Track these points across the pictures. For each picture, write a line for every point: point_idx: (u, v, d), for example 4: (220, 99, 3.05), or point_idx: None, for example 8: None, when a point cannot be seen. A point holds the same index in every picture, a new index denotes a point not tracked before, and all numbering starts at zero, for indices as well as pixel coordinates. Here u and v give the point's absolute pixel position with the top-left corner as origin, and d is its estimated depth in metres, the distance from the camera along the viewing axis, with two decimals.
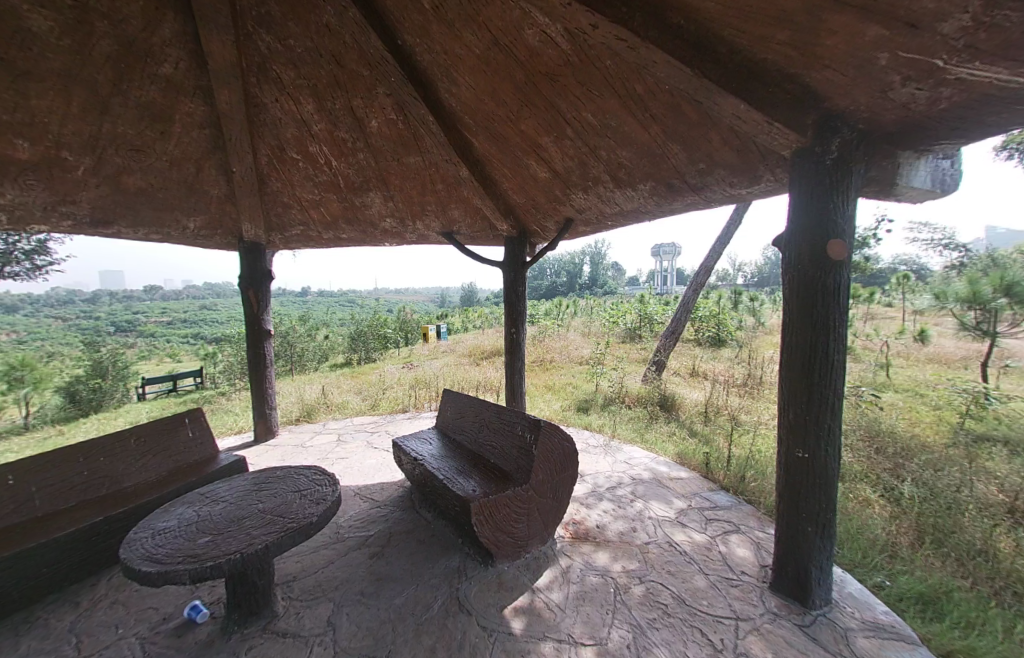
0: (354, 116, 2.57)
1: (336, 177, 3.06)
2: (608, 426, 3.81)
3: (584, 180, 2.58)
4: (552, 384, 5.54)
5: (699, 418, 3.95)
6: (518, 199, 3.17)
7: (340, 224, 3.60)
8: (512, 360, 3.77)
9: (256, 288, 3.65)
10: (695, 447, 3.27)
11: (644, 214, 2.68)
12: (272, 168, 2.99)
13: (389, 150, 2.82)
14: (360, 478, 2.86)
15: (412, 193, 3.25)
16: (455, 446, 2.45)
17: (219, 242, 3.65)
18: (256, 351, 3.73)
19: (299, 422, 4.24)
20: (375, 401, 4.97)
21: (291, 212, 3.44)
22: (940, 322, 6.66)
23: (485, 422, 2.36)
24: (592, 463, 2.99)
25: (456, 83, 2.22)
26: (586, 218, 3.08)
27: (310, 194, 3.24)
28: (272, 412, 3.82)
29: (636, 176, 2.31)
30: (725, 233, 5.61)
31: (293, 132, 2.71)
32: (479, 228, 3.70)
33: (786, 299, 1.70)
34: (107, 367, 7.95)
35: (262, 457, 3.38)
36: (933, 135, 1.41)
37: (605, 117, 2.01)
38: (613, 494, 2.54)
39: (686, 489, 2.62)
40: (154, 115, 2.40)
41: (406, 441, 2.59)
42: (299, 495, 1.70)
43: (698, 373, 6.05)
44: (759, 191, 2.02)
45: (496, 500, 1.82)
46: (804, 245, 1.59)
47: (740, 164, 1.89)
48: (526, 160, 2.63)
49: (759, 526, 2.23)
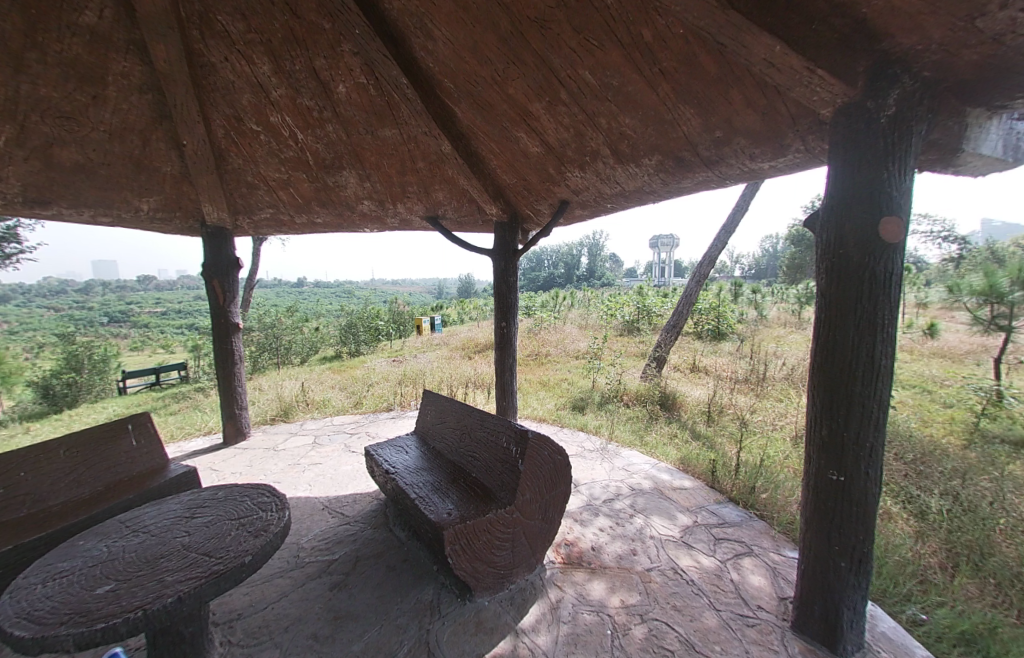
0: (319, 80, 2.24)
1: (305, 153, 2.74)
2: (606, 427, 3.55)
3: (581, 155, 2.27)
4: (546, 380, 5.26)
5: (702, 419, 3.69)
6: (508, 179, 2.86)
7: (312, 207, 3.27)
8: (502, 355, 3.49)
9: (222, 278, 3.33)
10: (700, 452, 3.02)
11: (648, 194, 2.38)
12: (231, 142, 2.66)
13: (362, 121, 2.50)
14: (331, 489, 2.58)
15: (390, 172, 2.92)
16: (435, 456, 2.18)
17: (179, 227, 3.31)
18: (223, 347, 3.41)
19: (274, 422, 3.94)
20: (358, 398, 4.68)
21: (258, 192, 3.11)
22: (949, 316, 6.43)
23: (467, 429, 2.08)
24: (588, 470, 2.73)
25: (431, 37, 1.89)
26: (583, 200, 2.77)
27: (276, 172, 2.91)
28: (243, 412, 3.53)
29: (641, 149, 2.01)
30: (732, 220, 5.29)
31: (250, 99, 2.37)
32: (466, 211, 3.39)
33: (820, 291, 1.41)
34: (83, 360, 7.60)
35: (228, 462, 3.09)
36: (1021, 82, 1.11)
37: (606, 76, 1.69)
38: (610, 507, 2.29)
39: (691, 500, 2.37)
40: (83, 76, 2.06)
41: (379, 450, 2.31)
42: (236, 525, 1.43)
43: (699, 368, 5.79)
44: (785, 163, 1.73)
45: (475, 526, 1.56)
46: (846, 225, 1.30)
47: (765, 130, 1.60)
48: (515, 133, 2.32)
49: (774, 548, 1.97)
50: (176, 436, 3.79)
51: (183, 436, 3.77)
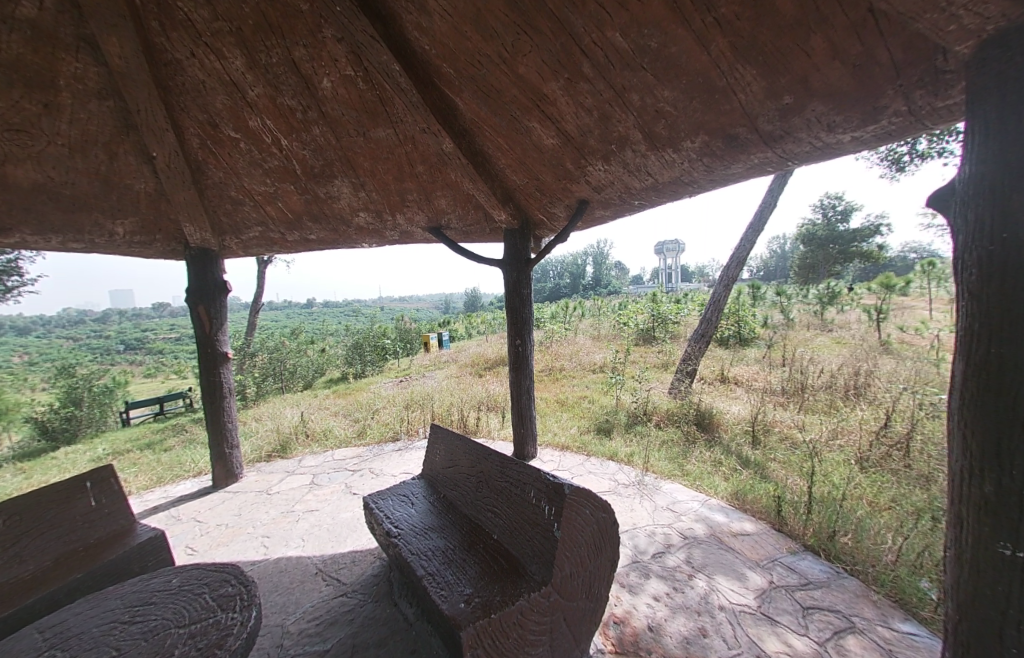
0: (300, 74, 1.95)
1: (291, 162, 2.46)
2: (640, 454, 3.12)
3: (606, 144, 1.93)
4: (564, 399, 4.85)
5: (748, 442, 3.26)
6: (518, 179, 2.54)
7: (304, 222, 2.99)
8: (518, 377, 3.13)
9: (208, 303, 3.03)
10: (754, 483, 2.59)
11: (687, 185, 2.04)
12: (208, 153, 2.40)
13: (352, 121, 2.20)
14: (328, 545, 2.20)
15: (387, 179, 2.62)
16: (446, 509, 1.81)
17: (162, 250, 3.06)
18: (210, 379, 3.09)
19: (270, 460, 3.58)
20: (362, 426, 4.34)
21: (243, 208, 2.84)
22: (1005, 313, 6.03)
23: (484, 477, 1.71)
24: (627, 512, 2.32)
25: (425, 11, 1.54)
26: (606, 198, 2.43)
27: (262, 185, 2.62)
28: (233, 451, 3.18)
29: (682, 129, 1.67)
30: (759, 218, 4.89)
31: (225, 101, 2.09)
32: (471, 219, 3.08)
33: (970, 290, 1.02)
34: (82, 394, 7.39)
35: (214, 511, 2.72)
36: None
37: (644, 36, 1.35)
38: (662, 564, 1.87)
39: (758, 551, 1.94)
40: (29, 82, 1.80)
41: (380, 500, 1.94)
42: (183, 639, 1.07)
43: (729, 380, 5.34)
44: (876, 130, 1.38)
45: (502, 621, 1.17)
46: (1015, 197, 0.91)
47: (855, 88, 1.26)
48: (527, 124, 1.99)
49: (883, 620, 1.53)
50: (164, 478, 3.44)
51: (171, 478, 3.42)
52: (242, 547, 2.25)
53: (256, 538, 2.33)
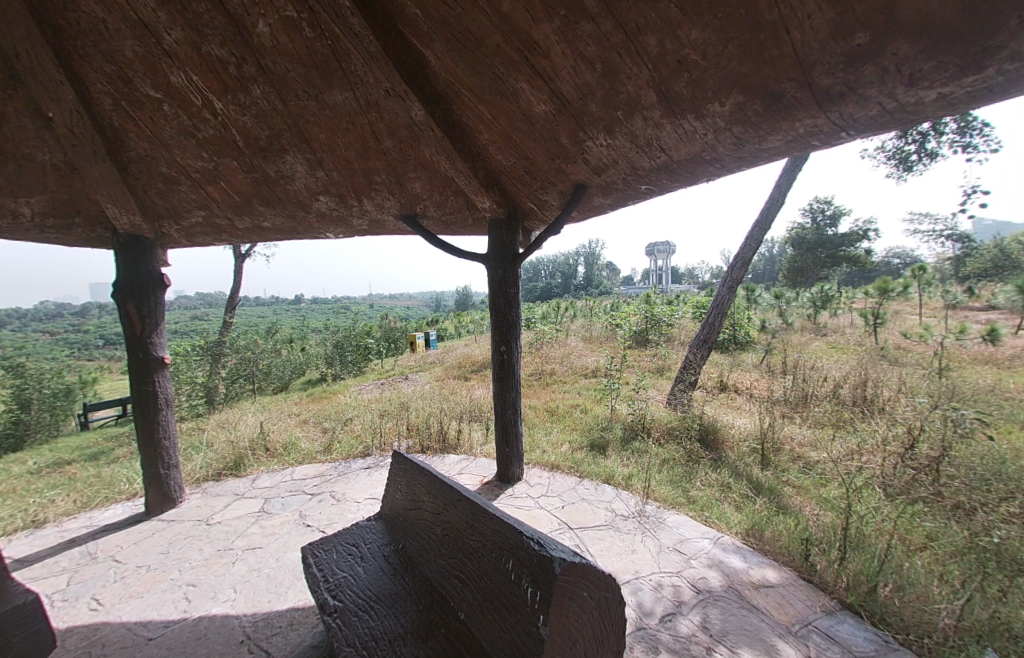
0: (228, 16, 1.48)
1: (228, 131, 2.02)
2: (639, 477, 2.76)
3: (610, 111, 1.56)
4: (554, 408, 4.47)
5: (757, 463, 2.94)
6: (505, 159, 2.15)
7: (255, 207, 2.57)
8: (503, 387, 2.75)
9: (139, 301, 2.59)
10: (772, 516, 2.26)
11: (708, 165, 1.70)
12: (126, 116, 1.96)
13: (300, 80, 1.75)
14: (263, 600, 1.80)
15: (349, 156, 2.22)
16: (404, 566, 1.42)
17: (87, 236, 2.61)
18: (142, 388, 2.63)
19: (220, 480, 3.14)
20: (331, 437, 3.92)
21: (180, 188, 2.41)
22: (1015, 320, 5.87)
23: (453, 531, 1.31)
24: (628, 554, 1.96)
25: None
26: (606, 181, 2.08)
27: (198, 159, 2.19)
28: (171, 472, 2.74)
29: (709, 86, 1.31)
30: (767, 214, 4.58)
31: (135, 50, 1.62)
32: (451, 207, 2.70)
33: None
34: (32, 395, 6.83)
35: (138, 548, 2.29)
36: None
37: None
38: (673, 633, 1.50)
39: (787, 611, 1.59)
40: None
41: (321, 551, 1.53)
42: None
43: (729, 388, 5.06)
44: (974, 84, 1.06)
45: None
46: None
47: (959, 22, 0.92)
48: (513, 84, 1.59)
49: None
50: (92, 501, 2.98)
51: (100, 501, 2.96)
52: (157, 602, 1.83)
53: (178, 588, 1.91)
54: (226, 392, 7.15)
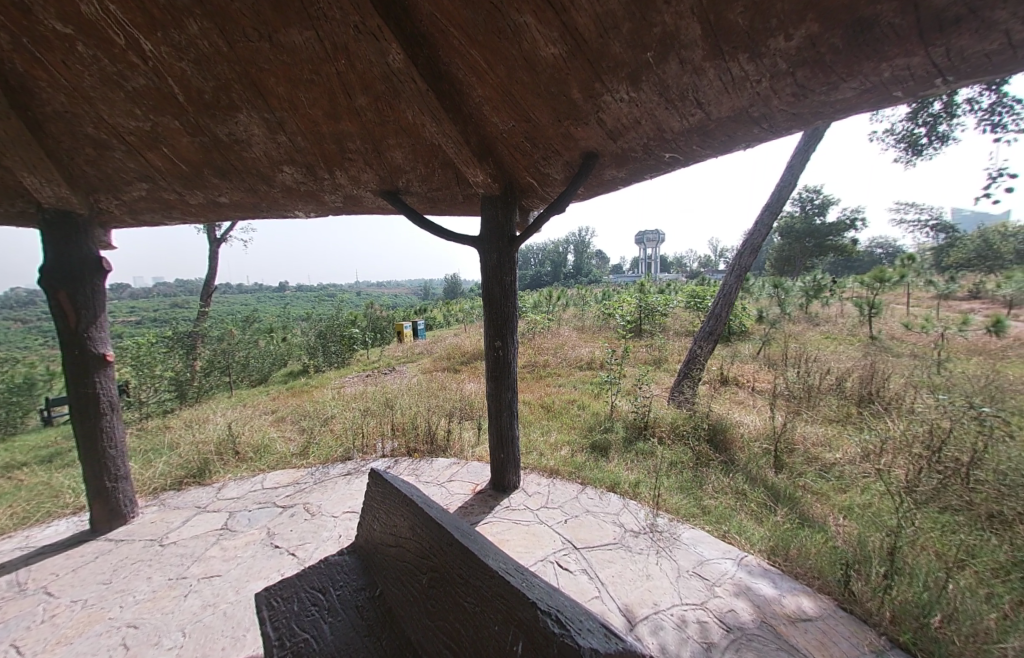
0: None
1: (164, 81, 1.62)
2: (647, 484, 2.54)
3: (638, 52, 1.24)
4: (549, 404, 4.22)
5: (771, 467, 2.74)
6: (502, 122, 1.82)
7: (208, 178, 2.20)
8: (498, 385, 2.47)
9: (73, 288, 2.21)
10: (796, 529, 2.05)
11: (751, 125, 1.41)
12: (32, 60, 1.55)
13: (248, 14, 1.35)
14: (216, 647, 1.52)
15: (316, 117, 1.86)
16: (380, 622, 1.14)
17: (5, 210, 2.21)
18: (82, 389, 2.26)
19: (182, 489, 2.82)
20: (310, 438, 3.61)
21: (115, 155, 2.02)
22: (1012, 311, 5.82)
23: (442, 583, 1.03)
24: (641, 580, 1.73)
25: None
26: (621, 146, 1.77)
27: (131, 117, 1.80)
28: (120, 485, 2.41)
29: (776, 13, 1.00)
30: (777, 197, 4.32)
31: None
32: (438, 181, 2.37)
33: None
34: None
35: (77, 576, 1.97)
36: None
37: None
38: None
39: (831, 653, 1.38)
40: None
41: (278, 600, 1.24)
42: None
43: (730, 381, 4.88)
44: None
45: None
46: None
47: None
48: (516, 19, 1.24)
49: None
50: (31, 516, 2.63)
51: (41, 516, 2.62)
52: (89, 651, 1.53)
53: (116, 631, 1.61)
54: (200, 386, 6.73)
